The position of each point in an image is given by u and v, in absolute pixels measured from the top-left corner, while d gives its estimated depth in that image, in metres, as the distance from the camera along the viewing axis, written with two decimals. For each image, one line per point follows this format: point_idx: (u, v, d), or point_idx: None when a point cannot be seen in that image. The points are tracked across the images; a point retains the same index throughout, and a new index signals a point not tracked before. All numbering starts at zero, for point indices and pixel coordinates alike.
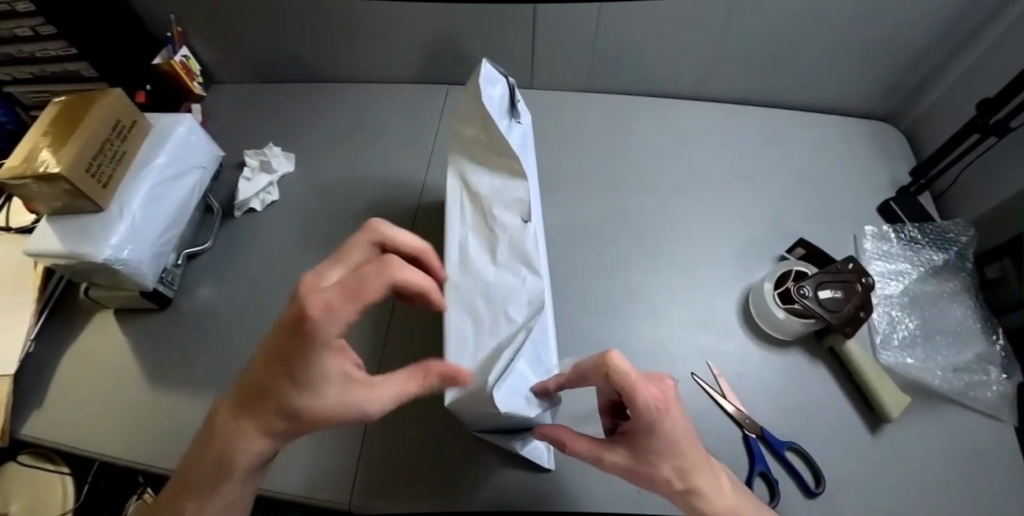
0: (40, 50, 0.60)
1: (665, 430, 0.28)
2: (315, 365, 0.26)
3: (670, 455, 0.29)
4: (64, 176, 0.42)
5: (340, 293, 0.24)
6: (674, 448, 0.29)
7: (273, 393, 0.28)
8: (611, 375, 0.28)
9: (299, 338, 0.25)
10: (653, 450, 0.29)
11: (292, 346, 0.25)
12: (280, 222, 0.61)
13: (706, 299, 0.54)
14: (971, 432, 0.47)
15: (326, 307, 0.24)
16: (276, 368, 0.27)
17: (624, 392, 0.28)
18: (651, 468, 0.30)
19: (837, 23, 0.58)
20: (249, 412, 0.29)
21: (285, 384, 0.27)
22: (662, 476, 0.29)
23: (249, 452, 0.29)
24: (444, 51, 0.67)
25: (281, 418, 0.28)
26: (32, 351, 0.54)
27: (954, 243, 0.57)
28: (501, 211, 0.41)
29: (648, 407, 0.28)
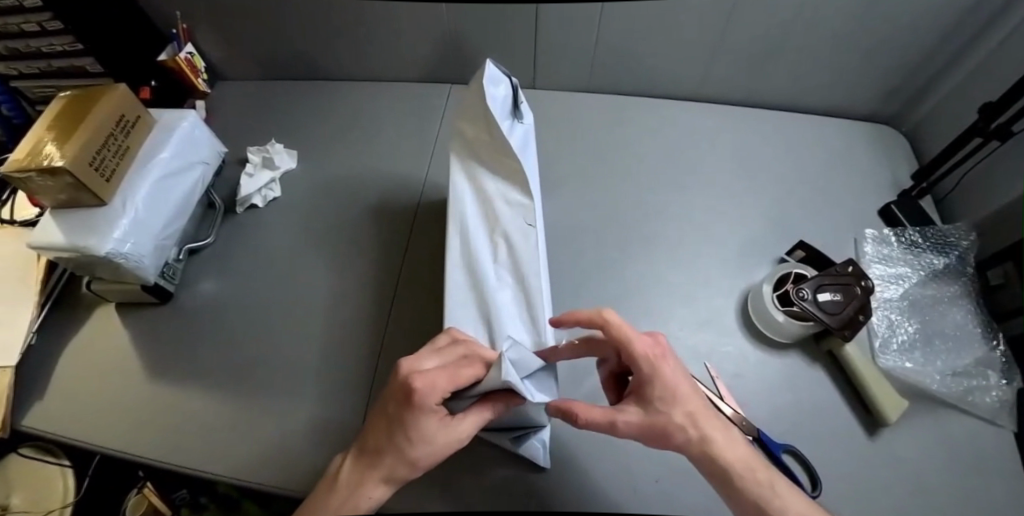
0: (47, 46, 0.61)
1: (665, 372, 0.35)
2: (424, 422, 0.32)
3: (676, 398, 0.34)
4: (68, 169, 0.43)
5: (441, 369, 0.32)
6: (676, 392, 0.34)
7: (390, 451, 0.33)
8: (608, 322, 0.36)
9: (412, 407, 0.32)
10: (660, 397, 0.34)
11: (406, 410, 0.32)
12: (280, 219, 0.61)
13: (706, 300, 0.54)
14: (970, 438, 0.47)
15: (431, 380, 0.32)
16: (393, 430, 0.33)
17: (621, 339, 0.36)
18: (663, 416, 0.34)
19: (839, 25, 0.57)
20: (369, 470, 0.33)
21: (403, 441, 0.32)
22: (675, 423, 0.34)
23: (371, 500, 0.33)
24: (449, 50, 0.67)
25: (401, 468, 0.33)
26: (33, 343, 0.55)
27: (955, 248, 0.57)
28: (506, 214, 0.42)
29: (643, 348, 0.35)
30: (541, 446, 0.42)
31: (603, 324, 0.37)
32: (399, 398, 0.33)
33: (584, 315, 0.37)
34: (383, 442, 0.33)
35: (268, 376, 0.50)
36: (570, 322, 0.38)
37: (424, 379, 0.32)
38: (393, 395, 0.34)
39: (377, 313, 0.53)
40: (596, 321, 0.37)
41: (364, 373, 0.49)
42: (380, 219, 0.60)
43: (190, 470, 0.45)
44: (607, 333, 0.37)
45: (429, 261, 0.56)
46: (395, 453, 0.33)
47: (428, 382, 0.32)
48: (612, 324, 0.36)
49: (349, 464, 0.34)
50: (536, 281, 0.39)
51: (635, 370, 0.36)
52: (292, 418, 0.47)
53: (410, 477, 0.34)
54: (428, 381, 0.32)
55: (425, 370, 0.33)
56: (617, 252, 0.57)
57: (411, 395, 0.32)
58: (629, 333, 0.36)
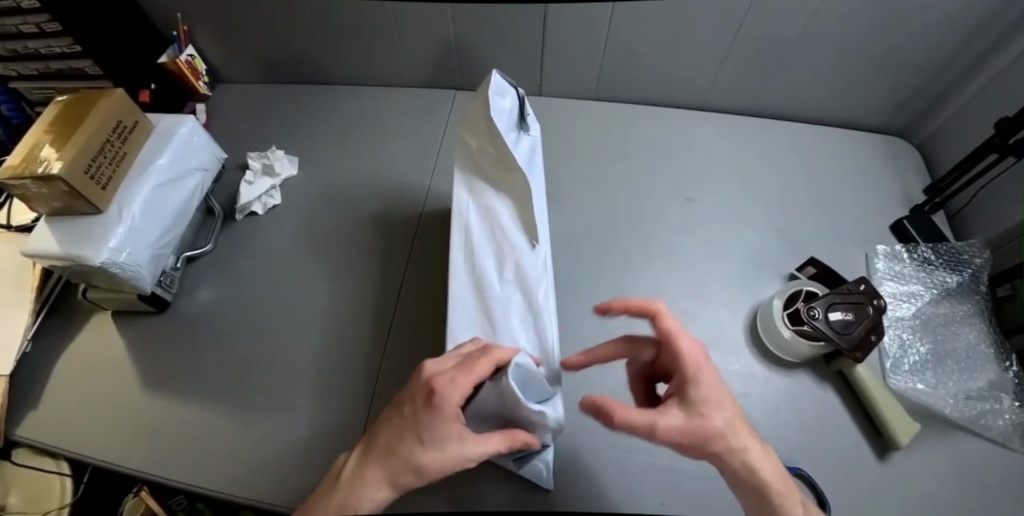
0: (46, 47, 0.60)
1: (709, 378, 0.33)
2: (438, 424, 0.30)
3: (717, 405, 0.32)
4: (63, 177, 0.42)
5: (460, 370, 0.31)
6: (720, 399, 0.32)
7: (398, 451, 0.31)
8: (660, 317, 0.36)
9: (429, 407, 0.30)
10: (705, 400, 0.32)
11: (421, 410, 0.30)
12: (280, 226, 0.60)
13: (713, 316, 0.53)
14: (982, 463, 0.46)
15: (450, 381, 0.30)
16: (405, 431, 0.31)
17: (670, 333, 0.35)
18: (706, 420, 0.31)
19: (851, 36, 0.56)
20: (374, 467, 0.31)
21: (414, 443, 0.30)
22: (717, 429, 0.31)
23: (372, 502, 0.31)
24: (454, 57, 0.66)
25: (408, 473, 0.31)
26: (28, 351, 0.54)
27: (967, 265, 0.56)
28: (511, 232, 0.41)
29: (692, 349, 0.34)
30: (544, 468, 0.41)
31: (655, 317, 0.36)
32: (417, 397, 0.31)
33: (639, 304, 0.37)
34: (395, 443, 0.31)
35: (266, 388, 0.49)
36: (620, 309, 0.38)
37: (443, 380, 0.30)
38: (410, 393, 0.32)
39: (377, 325, 0.52)
40: (650, 310, 0.37)
41: (362, 389, 0.48)
42: (381, 228, 0.59)
43: (186, 484, 0.44)
44: (657, 323, 0.36)
45: (430, 273, 0.55)
46: (401, 454, 0.31)
47: (447, 382, 0.30)
48: (664, 317, 0.36)
49: (356, 458, 0.33)
50: (543, 302, 0.38)
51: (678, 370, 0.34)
52: (289, 433, 0.46)
53: (415, 485, 0.31)
54: (446, 383, 0.30)
55: (445, 370, 0.31)
56: (623, 265, 0.56)
57: (429, 395, 0.30)
58: (679, 330, 0.35)
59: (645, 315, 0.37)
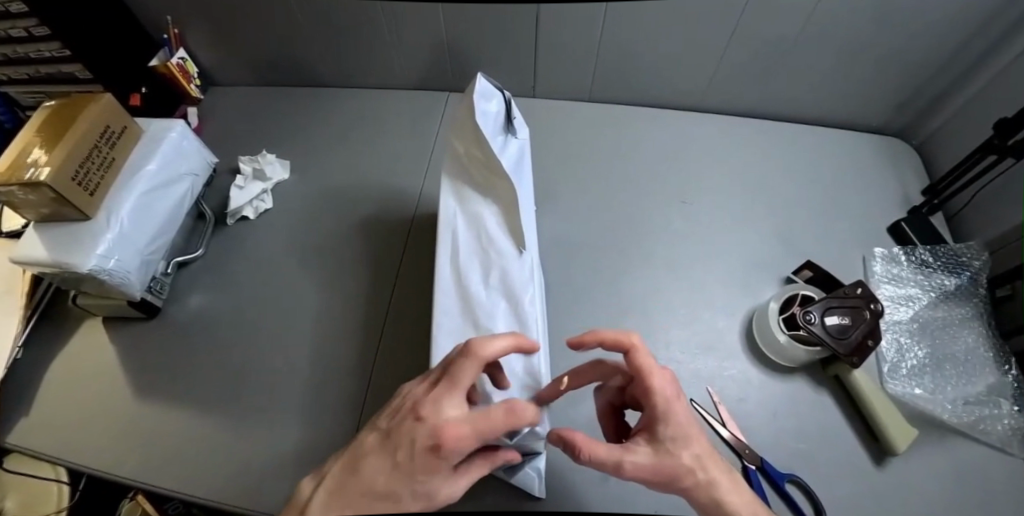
0: (35, 51, 0.59)
1: (679, 413, 0.33)
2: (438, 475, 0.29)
3: (687, 441, 0.32)
4: (49, 184, 0.42)
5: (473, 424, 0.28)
6: (688, 434, 0.32)
7: (386, 493, 0.29)
8: (635, 354, 0.34)
9: (432, 459, 0.28)
10: (672, 436, 0.32)
11: (423, 460, 0.29)
12: (272, 231, 0.60)
13: (708, 320, 0.53)
14: (981, 469, 0.45)
15: (460, 437, 0.28)
16: (397, 475, 0.29)
17: (642, 368, 0.34)
18: (673, 459, 0.31)
19: (848, 35, 0.56)
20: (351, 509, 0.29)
21: (405, 490, 0.29)
22: (685, 466, 0.31)
23: None
24: (446, 58, 0.66)
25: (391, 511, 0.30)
26: (19, 357, 0.53)
27: (966, 267, 0.55)
28: (498, 237, 0.40)
29: (664, 385, 0.33)
30: (535, 476, 0.40)
31: (630, 353, 0.35)
32: (417, 445, 0.29)
33: (614, 337, 0.35)
34: (385, 486, 0.29)
35: (257, 395, 0.49)
36: (595, 340, 0.36)
37: (454, 435, 0.28)
38: (408, 435, 0.29)
39: (369, 330, 0.52)
40: (624, 342, 0.35)
41: (353, 395, 0.48)
42: (372, 232, 0.59)
43: (177, 493, 0.44)
44: (630, 358, 0.34)
45: (422, 278, 0.55)
46: (386, 498, 0.29)
47: (458, 438, 0.28)
48: (640, 352, 0.34)
49: (329, 494, 0.30)
50: (529, 308, 0.38)
51: (647, 406, 0.33)
52: (280, 441, 0.46)
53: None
54: (457, 439, 0.28)
55: (455, 420, 0.29)
56: (617, 269, 0.56)
57: (436, 448, 0.28)
58: (652, 366, 0.34)
59: (620, 348, 0.35)
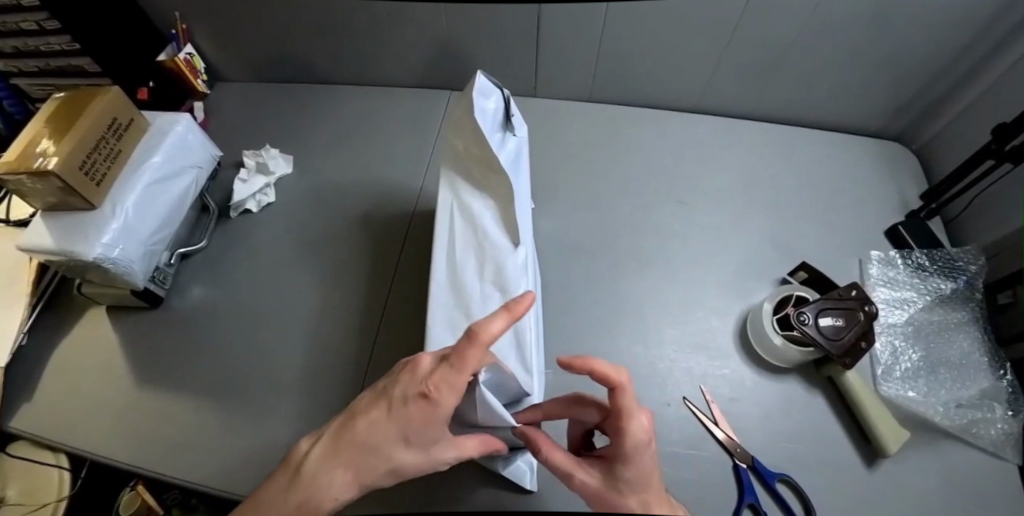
0: (46, 45, 0.60)
1: (643, 459, 0.31)
2: (428, 429, 0.29)
3: (641, 486, 0.31)
4: (57, 173, 0.42)
5: (452, 371, 0.28)
6: (645, 481, 0.31)
7: (380, 449, 0.30)
8: (618, 393, 0.33)
9: (422, 409, 0.29)
10: (627, 479, 0.31)
11: (412, 411, 0.29)
12: (274, 225, 0.61)
13: (703, 320, 0.53)
14: (970, 472, 0.45)
15: (445, 380, 0.28)
16: (390, 430, 0.29)
17: (621, 410, 0.32)
18: (618, 497, 0.31)
19: (848, 38, 0.56)
20: (343, 470, 0.30)
21: (395, 446, 0.30)
22: (626, 507, 0.30)
23: (337, 499, 0.30)
24: (448, 57, 0.66)
25: (386, 472, 0.30)
26: (24, 344, 0.54)
27: (963, 272, 0.55)
28: (492, 232, 0.41)
29: (637, 431, 0.31)
30: (527, 469, 0.41)
31: (613, 389, 0.33)
32: (407, 394, 0.29)
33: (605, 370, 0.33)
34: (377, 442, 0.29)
35: (255, 385, 0.49)
36: (581, 368, 0.34)
37: (438, 380, 0.28)
38: (399, 386, 0.30)
39: (367, 323, 0.52)
40: (613, 379, 0.33)
41: (349, 387, 0.48)
42: (372, 228, 0.59)
43: (175, 479, 0.45)
44: (612, 396, 0.33)
45: (420, 273, 0.55)
46: (375, 456, 0.30)
47: (442, 380, 0.28)
48: (625, 392, 0.32)
49: (320, 455, 0.30)
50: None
51: (613, 442, 0.32)
52: (276, 430, 0.46)
53: (383, 483, 0.31)
54: (442, 381, 0.28)
55: (440, 367, 0.28)
56: (613, 268, 0.56)
57: (424, 396, 0.28)
58: (633, 409, 0.32)
59: (608, 383, 0.33)
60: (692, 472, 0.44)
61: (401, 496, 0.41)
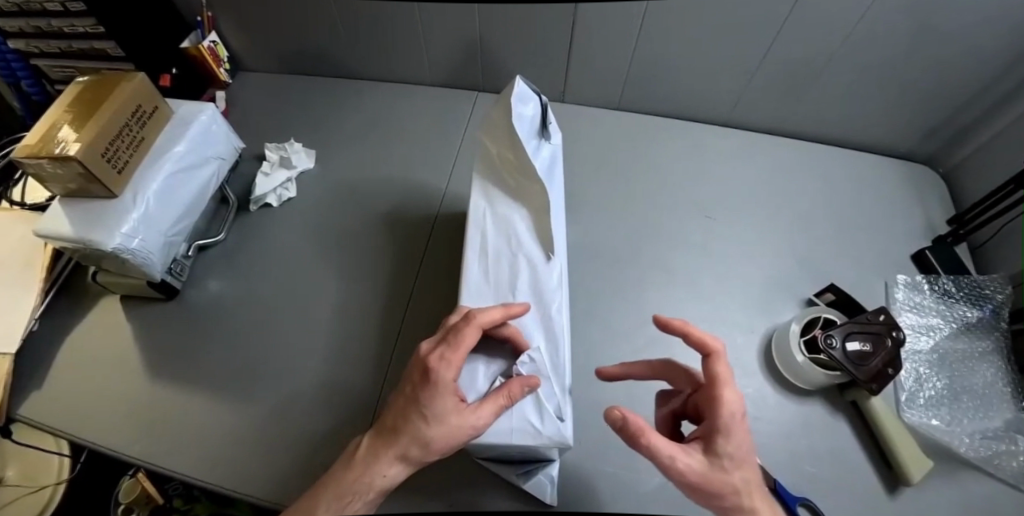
0: (68, 26, 0.59)
1: (740, 432, 0.32)
2: (434, 400, 0.30)
3: (740, 461, 0.31)
4: (79, 159, 0.42)
5: (448, 346, 0.32)
6: (743, 457, 0.31)
7: (404, 428, 0.31)
8: (713, 361, 0.34)
9: (424, 383, 0.31)
10: (730, 454, 0.31)
11: (417, 387, 0.31)
12: (294, 220, 0.60)
13: (727, 337, 0.52)
14: (994, 503, 0.44)
15: (441, 356, 0.31)
16: (409, 409, 0.31)
17: (717, 378, 0.33)
18: (724, 475, 0.30)
19: (887, 53, 0.55)
20: (383, 448, 0.31)
21: (415, 420, 0.30)
22: (733, 485, 0.30)
23: (385, 478, 0.31)
24: (477, 59, 0.65)
25: (416, 449, 0.30)
26: (35, 330, 0.54)
27: (989, 300, 0.55)
28: (527, 241, 0.41)
29: (735, 401, 0.32)
30: (548, 483, 0.41)
31: (706, 357, 0.34)
32: (413, 375, 0.32)
33: (698, 338, 0.35)
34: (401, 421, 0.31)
35: (271, 382, 0.49)
36: (680, 331, 0.36)
37: (437, 356, 0.32)
38: (409, 372, 0.33)
39: (387, 326, 0.51)
40: (708, 347, 0.34)
41: (367, 391, 0.47)
42: (394, 228, 0.59)
43: (183, 476, 0.44)
44: (706, 364, 0.34)
45: (442, 276, 0.55)
46: (404, 428, 0.31)
47: (438, 357, 0.31)
48: (720, 360, 0.34)
49: (368, 440, 0.33)
50: (555, 315, 0.39)
51: (707, 416, 0.32)
52: (290, 429, 0.45)
53: (425, 460, 0.31)
54: (437, 358, 0.31)
55: (438, 346, 0.32)
56: (637, 280, 0.55)
57: (424, 372, 0.31)
58: (728, 378, 0.33)
59: (700, 352, 0.35)
60: None
61: (419, 502, 0.40)
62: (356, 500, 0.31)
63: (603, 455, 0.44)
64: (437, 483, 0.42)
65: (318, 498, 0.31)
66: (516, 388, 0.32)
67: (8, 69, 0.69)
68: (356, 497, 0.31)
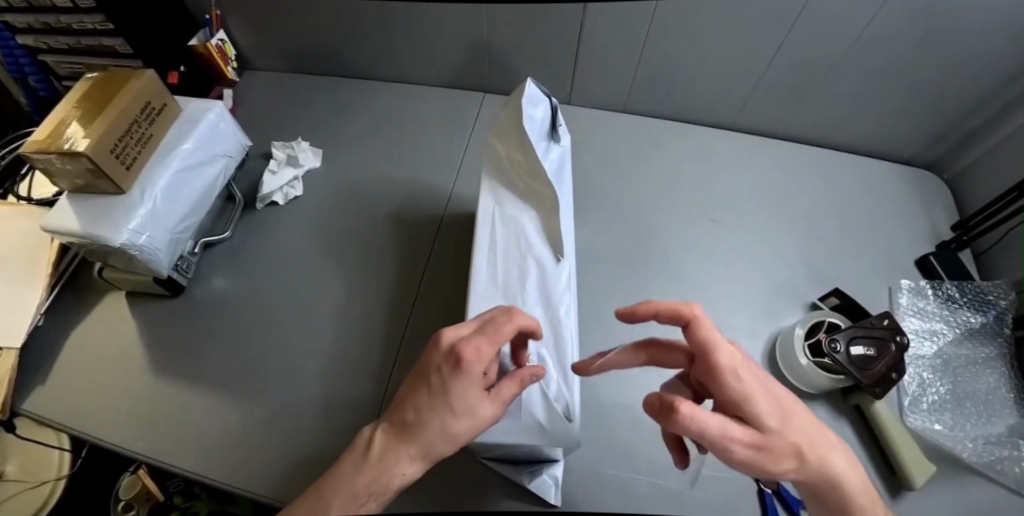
0: (78, 22, 0.59)
1: (762, 389, 0.29)
2: (468, 395, 0.29)
3: (781, 416, 0.28)
4: (88, 155, 0.42)
5: (483, 337, 0.31)
6: (782, 411, 0.29)
7: (428, 424, 0.30)
8: (698, 326, 0.31)
9: (456, 376, 0.30)
10: (768, 413, 0.28)
11: (447, 380, 0.30)
12: (300, 219, 0.60)
13: (732, 339, 0.52)
14: (998, 509, 0.44)
15: (476, 348, 0.30)
16: (435, 403, 0.30)
17: (709, 342, 0.30)
18: (771, 437, 0.27)
19: (894, 59, 0.55)
20: (403, 446, 0.30)
21: (442, 416, 0.29)
22: (784, 444, 0.28)
23: (405, 476, 0.30)
24: (486, 60, 0.66)
25: (440, 447, 0.30)
26: (40, 325, 0.54)
27: (992, 306, 0.55)
28: (536, 243, 0.41)
29: (736, 360, 0.29)
30: (552, 483, 0.41)
31: (690, 326, 0.31)
32: (441, 366, 0.31)
33: (671, 309, 0.31)
34: (426, 417, 0.30)
35: (276, 380, 0.49)
36: (647, 314, 0.32)
37: (469, 345, 0.30)
38: (433, 362, 0.31)
39: (393, 325, 0.52)
40: (685, 314, 0.31)
41: (372, 390, 0.47)
42: (400, 227, 0.59)
43: (187, 473, 0.44)
44: (691, 334, 0.31)
45: (448, 277, 0.55)
46: (429, 427, 0.29)
47: (474, 349, 0.30)
48: (703, 324, 0.31)
49: (381, 435, 0.31)
50: (563, 318, 0.39)
51: (721, 387, 0.29)
52: (295, 427, 0.46)
53: (445, 455, 0.30)
54: (473, 350, 0.30)
55: (470, 336, 0.31)
56: (642, 282, 0.56)
57: (455, 364, 0.30)
58: (719, 338, 0.30)
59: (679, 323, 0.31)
60: (717, 496, 0.43)
61: (423, 501, 0.40)
62: (373, 498, 0.30)
63: (606, 457, 0.44)
64: (441, 483, 0.41)
65: (330, 494, 0.30)
66: (527, 373, 0.32)
67: (16, 64, 0.69)
68: (373, 496, 0.30)
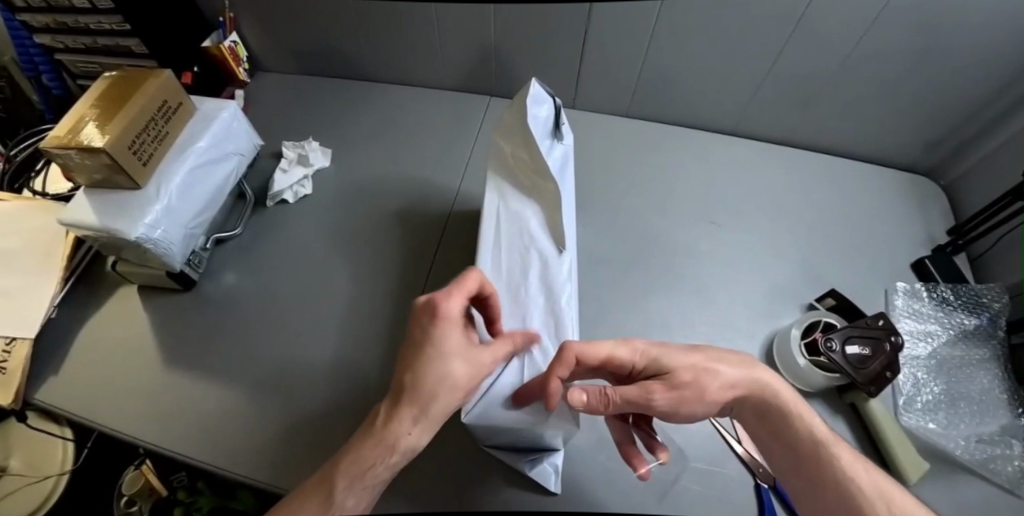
0: (95, 23, 0.60)
1: (655, 346, 0.36)
2: (448, 335, 0.32)
3: (679, 358, 0.35)
4: (107, 151, 0.43)
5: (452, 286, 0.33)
6: (678, 354, 0.36)
7: (421, 379, 0.31)
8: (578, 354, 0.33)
9: (434, 323, 0.32)
10: (667, 359, 0.35)
11: (428, 329, 0.33)
12: (309, 217, 0.61)
13: (731, 338, 0.53)
14: (991, 507, 0.45)
15: (446, 293, 0.33)
16: (422, 356, 0.32)
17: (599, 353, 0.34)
18: (681, 378, 0.34)
19: (891, 67, 0.56)
20: (404, 409, 0.31)
21: (433, 365, 0.31)
22: (695, 379, 0.35)
23: (410, 437, 0.31)
24: (493, 64, 0.67)
25: (436, 400, 0.31)
26: (52, 317, 0.55)
27: (986, 309, 0.56)
28: (539, 236, 0.43)
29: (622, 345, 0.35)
30: (552, 472, 0.42)
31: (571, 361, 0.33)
32: (422, 319, 0.33)
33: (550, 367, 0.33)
34: (418, 370, 0.32)
35: (283, 372, 0.50)
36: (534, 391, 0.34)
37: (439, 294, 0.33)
38: (416, 322, 0.34)
39: (400, 320, 0.53)
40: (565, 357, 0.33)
41: (378, 383, 0.48)
42: (408, 226, 0.60)
43: (194, 461, 0.45)
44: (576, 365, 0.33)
45: (453, 275, 0.56)
46: (423, 377, 0.31)
47: (444, 295, 0.33)
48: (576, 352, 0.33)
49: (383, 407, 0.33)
50: (565, 308, 0.40)
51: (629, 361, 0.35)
52: (301, 419, 0.46)
53: (444, 412, 0.32)
54: (444, 296, 0.33)
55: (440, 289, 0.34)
56: (643, 281, 0.57)
57: (432, 313, 0.33)
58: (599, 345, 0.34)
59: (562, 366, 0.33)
60: (715, 489, 0.44)
61: (426, 490, 0.41)
62: (382, 462, 0.31)
63: (606, 451, 0.45)
64: (444, 473, 0.42)
65: (339, 465, 0.31)
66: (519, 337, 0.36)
67: (31, 62, 0.71)
68: (380, 460, 0.31)
